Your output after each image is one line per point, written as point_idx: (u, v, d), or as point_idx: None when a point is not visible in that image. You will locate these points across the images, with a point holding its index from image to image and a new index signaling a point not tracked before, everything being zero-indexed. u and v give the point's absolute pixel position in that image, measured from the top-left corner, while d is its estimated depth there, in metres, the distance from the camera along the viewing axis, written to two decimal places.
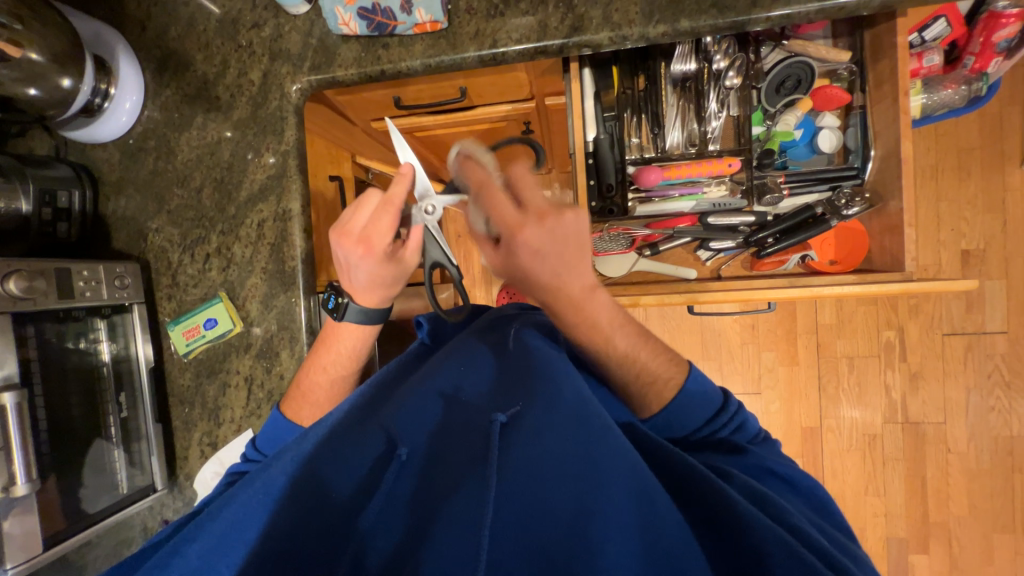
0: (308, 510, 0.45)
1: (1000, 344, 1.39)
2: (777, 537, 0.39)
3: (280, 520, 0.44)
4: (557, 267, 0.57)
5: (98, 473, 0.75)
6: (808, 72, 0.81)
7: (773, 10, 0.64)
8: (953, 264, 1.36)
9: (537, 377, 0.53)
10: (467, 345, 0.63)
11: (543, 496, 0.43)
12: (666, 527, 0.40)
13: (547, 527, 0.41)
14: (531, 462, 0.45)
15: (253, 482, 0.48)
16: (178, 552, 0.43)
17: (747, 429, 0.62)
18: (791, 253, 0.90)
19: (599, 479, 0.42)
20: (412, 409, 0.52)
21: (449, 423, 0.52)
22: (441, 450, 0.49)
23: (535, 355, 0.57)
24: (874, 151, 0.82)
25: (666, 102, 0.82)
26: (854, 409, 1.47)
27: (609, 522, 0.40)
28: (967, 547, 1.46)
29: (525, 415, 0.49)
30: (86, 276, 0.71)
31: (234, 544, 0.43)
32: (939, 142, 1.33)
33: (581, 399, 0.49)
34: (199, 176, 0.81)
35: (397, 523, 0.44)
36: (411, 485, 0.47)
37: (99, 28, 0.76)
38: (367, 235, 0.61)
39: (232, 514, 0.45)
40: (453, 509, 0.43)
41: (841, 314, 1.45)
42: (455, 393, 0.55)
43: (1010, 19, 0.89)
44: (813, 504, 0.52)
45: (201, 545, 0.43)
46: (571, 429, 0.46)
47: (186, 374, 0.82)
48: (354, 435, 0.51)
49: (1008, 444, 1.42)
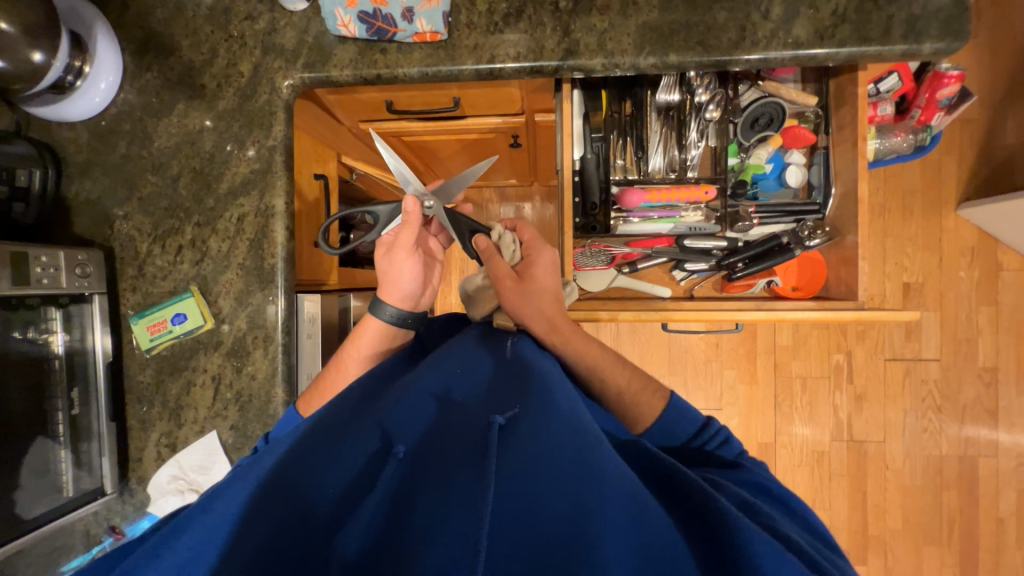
0: (299, 504, 0.44)
1: (933, 370, 1.52)
2: (769, 543, 0.40)
3: (271, 512, 0.43)
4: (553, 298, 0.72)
5: (40, 475, 0.69)
6: (780, 111, 0.87)
7: (752, 53, 0.69)
8: (895, 295, 1.48)
9: (532, 383, 0.55)
10: (464, 348, 0.65)
11: (541, 493, 0.44)
12: (661, 532, 0.41)
13: (545, 524, 0.42)
14: (529, 461, 0.46)
15: (245, 475, 0.47)
16: (167, 544, 0.41)
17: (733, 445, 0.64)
18: (758, 278, 0.96)
19: (597, 478, 0.44)
20: (409, 407, 0.54)
21: (445, 423, 0.53)
22: (437, 448, 0.50)
23: (531, 364, 0.59)
24: (834, 189, 0.89)
25: (650, 128, 0.87)
26: (805, 427, 1.56)
27: (608, 522, 0.41)
28: (901, 559, 1.57)
29: (523, 417, 0.50)
30: (45, 262, 0.66)
31: (216, 538, 0.41)
32: (887, 183, 1.46)
33: (576, 411, 0.52)
34: (176, 164, 0.78)
35: (392, 520, 0.44)
36: (406, 482, 0.47)
37: (76, 2, 0.72)
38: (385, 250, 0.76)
39: (223, 506, 0.44)
40: (450, 504, 0.43)
41: (797, 337, 1.55)
42: (447, 393, 0.57)
43: (952, 79, 1.00)
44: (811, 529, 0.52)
45: (190, 538, 0.41)
46: (567, 432, 0.48)
47: (147, 370, 0.78)
48: (349, 434, 0.52)
49: (939, 463, 1.54)
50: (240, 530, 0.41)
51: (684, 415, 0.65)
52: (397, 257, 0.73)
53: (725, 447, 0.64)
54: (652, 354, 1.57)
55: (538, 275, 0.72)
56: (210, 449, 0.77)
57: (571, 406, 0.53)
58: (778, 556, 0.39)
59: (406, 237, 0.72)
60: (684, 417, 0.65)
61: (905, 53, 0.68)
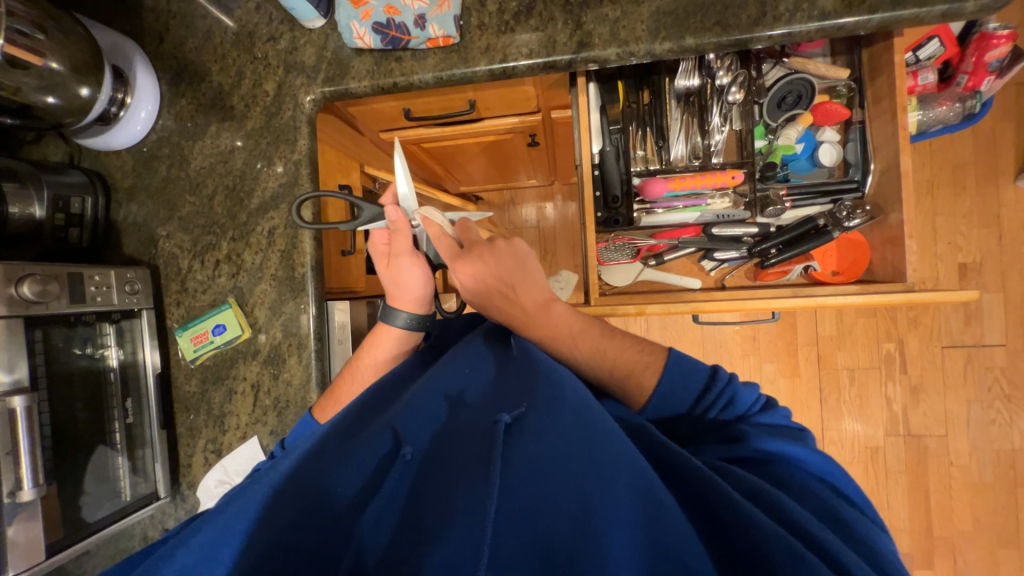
0: (311, 509, 0.46)
1: (998, 356, 1.40)
2: (779, 539, 0.40)
3: (285, 512, 0.45)
4: (509, 285, 0.70)
5: (101, 480, 0.74)
6: (809, 89, 0.83)
7: (774, 29, 0.66)
8: (950, 277, 1.38)
9: (540, 378, 0.56)
10: (472, 350, 0.67)
11: (549, 491, 0.45)
12: (669, 525, 0.42)
13: (552, 522, 0.43)
14: (535, 460, 0.47)
15: (261, 480, 0.50)
16: (183, 545, 0.44)
17: (739, 403, 0.61)
18: (794, 264, 0.91)
19: (604, 474, 0.45)
20: (419, 408, 0.55)
21: (455, 423, 0.54)
22: (447, 448, 0.51)
23: (538, 361, 0.60)
24: (874, 165, 0.84)
25: (670, 116, 0.85)
26: (855, 422, 1.47)
27: (614, 516, 0.42)
28: (972, 563, 1.45)
29: (531, 416, 0.51)
30: (98, 281, 0.71)
31: (235, 535, 0.44)
32: (935, 157, 1.36)
33: (584, 405, 0.51)
34: (211, 184, 0.82)
35: (403, 520, 0.46)
36: (415, 482, 0.49)
37: (118, 38, 0.77)
38: (382, 261, 0.77)
39: (236, 506, 0.46)
40: (456, 506, 0.45)
41: (841, 326, 1.46)
42: (459, 394, 0.58)
43: (1001, 40, 0.92)
44: (821, 480, 0.52)
45: (205, 537, 0.44)
46: (575, 429, 0.49)
47: (192, 380, 0.83)
48: (360, 437, 0.54)
49: (1011, 458, 1.42)
50: (255, 528, 0.44)
51: (681, 374, 0.62)
52: (401, 263, 0.73)
53: (730, 408, 0.60)
54: (684, 350, 1.53)
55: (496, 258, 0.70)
56: (253, 454, 0.80)
57: (579, 398, 0.53)
58: (792, 553, 0.38)
59: (404, 245, 0.72)
60: (681, 376, 0.62)
61: (946, 13, 0.64)
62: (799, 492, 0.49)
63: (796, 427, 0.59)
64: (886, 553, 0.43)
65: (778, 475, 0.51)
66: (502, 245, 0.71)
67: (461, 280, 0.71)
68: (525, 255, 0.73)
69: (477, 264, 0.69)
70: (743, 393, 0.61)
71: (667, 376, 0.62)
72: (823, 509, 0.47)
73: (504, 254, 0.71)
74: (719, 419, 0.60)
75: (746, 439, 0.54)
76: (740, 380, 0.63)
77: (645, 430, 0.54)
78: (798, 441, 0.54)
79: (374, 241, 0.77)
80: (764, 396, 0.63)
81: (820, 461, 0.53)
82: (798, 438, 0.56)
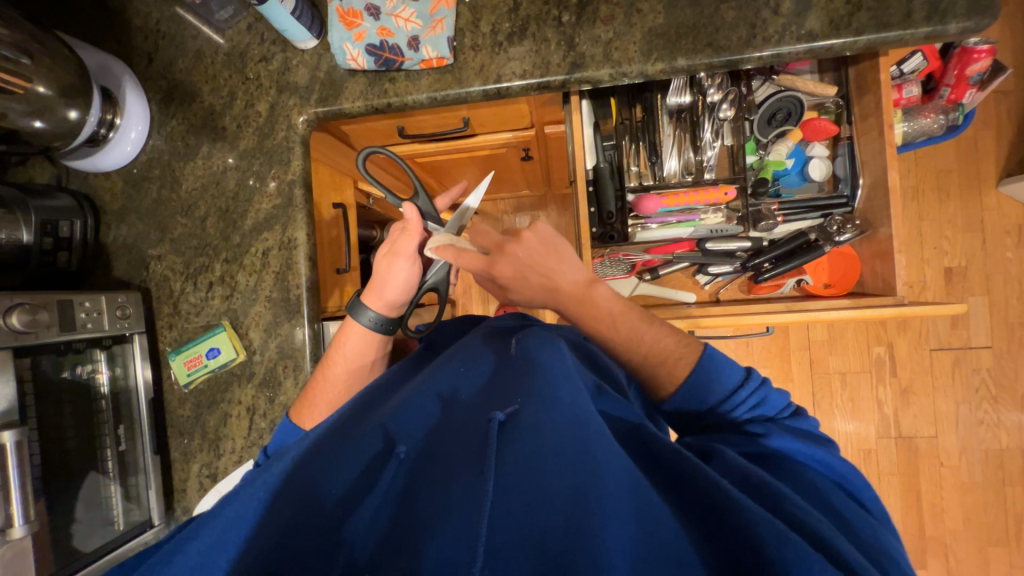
0: (305, 510, 0.46)
1: (985, 358, 1.43)
2: (768, 521, 0.41)
3: (282, 515, 0.46)
4: (545, 275, 0.68)
5: (92, 509, 0.72)
6: (798, 106, 0.84)
7: (763, 50, 0.67)
8: (937, 282, 1.40)
9: (535, 376, 0.55)
10: (468, 349, 0.66)
11: (543, 486, 0.45)
12: (659, 519, 0.43)
13: (546, 516, 0.43)
14: (529, 457, 0.46)
15: (256, 481, 0.49)
16: (179, 551, 0.44)
17: (770, 404, 0.58)
18: (786, 278, 0.94)
19: (600, 470, 0.44)
20: (412, 406, 0.55)
21: (447, 421, 0.54)
22: (442, 445, 0.51)
23: (540, 357, 0.59)
24: (862, 180, 0.86)
25: (662, 132, 0.86)
26: (848, 423, 1.49)
27: (609, 512, 0.42)
28: (963, 560, 1.48)
29: (524, 413, 0.50)
30: (88, 307, 0.70)
31: (233, 541, 0.45)
32: (919, 164, 1.39)
33: (577, 401, 0.50)
34: (204, 205, 0.81)
35: (396, 519, 0.46)
36: (410, 481, 0.49)
37: (107, 60, 0.76)
38: (386, 252, 0.74)
39: (232, 510, 0.46)
40: (452, 499, 0.45)
41: (832, 332, 1.48)
42: (452, 393, 0.58)
43: (982, 55, 0.93)
44: (835, 483, 0.51)
45: (201, 543, 0.44)
46: (569, 425, 0.48)
47: (186, 405, 0.81)
48: (353, 435, 0.54)
49: (999, 457, 1.44)
50: (256, 533, 0.45)
51: (717, 372, 0.59)
52: (400, 260, 0.73)
53: (760, 409, 0.58)
54: None
55: (518, 253, 0.69)
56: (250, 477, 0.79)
57: (577, 394, 0.51)
58: (778, 533, 0.40)
59: (407, 244, 0.73)
60: (715, 373, 0.59)
61: (929, 35, 0.65)
62: (810, 487, 0.49)
63: (827, 436, 0.57)
64: (887, 544, 0.45)
65: (791, 470, 0.51)
66: (529, 235, 0.69)
67: (501, 279, 0.69)
68: (555, 240, 0.69)
69: (515, 263, 0.68)
70: (774, 396, 0.59)
71: (700, 369, 0.59)
72: (828, 505, 0.48)
73: (534, 245, 0.68)
74: (748, 418, 0.57)
75: (768, 437, 0.54)
76: (773, 383, 0.60)
77: (641, 430, 0.52)
78: (821, 446, 0.53)
79: (390, 234, 0.77)
80: (795, 404, 0.61)
81: (840, 466, 0.52)
82: (822, 442, 0.55)
